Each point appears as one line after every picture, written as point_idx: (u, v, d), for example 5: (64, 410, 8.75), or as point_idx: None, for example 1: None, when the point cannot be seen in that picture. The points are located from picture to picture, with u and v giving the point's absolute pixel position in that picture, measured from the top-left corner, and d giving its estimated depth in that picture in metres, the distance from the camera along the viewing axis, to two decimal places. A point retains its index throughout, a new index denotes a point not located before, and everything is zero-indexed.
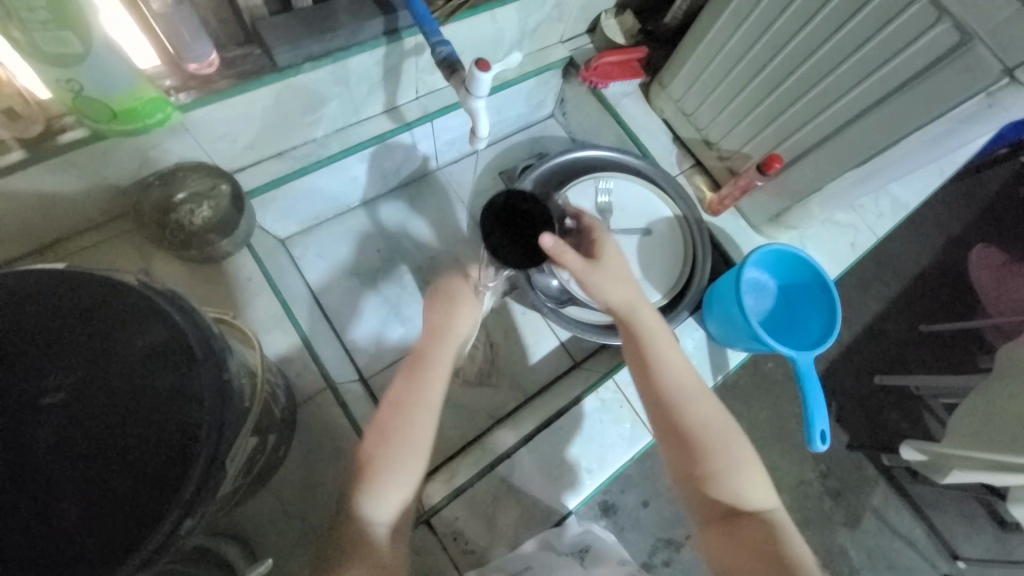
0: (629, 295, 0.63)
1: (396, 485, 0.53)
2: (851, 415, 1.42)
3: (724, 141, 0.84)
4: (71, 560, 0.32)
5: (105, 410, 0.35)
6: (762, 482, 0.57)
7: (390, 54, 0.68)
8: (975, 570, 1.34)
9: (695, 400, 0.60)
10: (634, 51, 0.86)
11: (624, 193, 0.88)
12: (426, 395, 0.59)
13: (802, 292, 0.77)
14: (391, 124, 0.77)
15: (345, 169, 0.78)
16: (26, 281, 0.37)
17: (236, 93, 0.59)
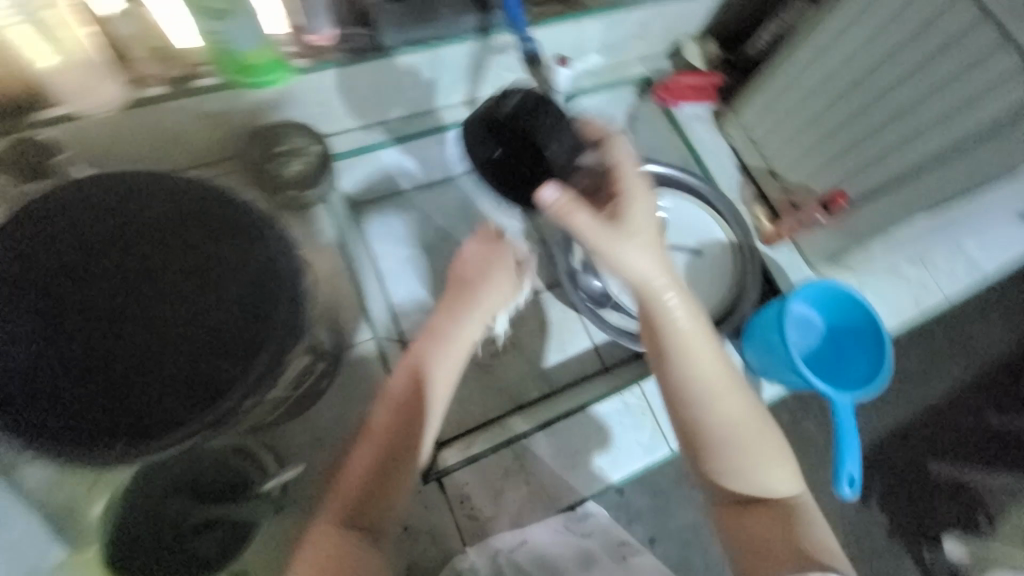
0: (650, 274, 0.56)
1: (389, 482, 0.56)
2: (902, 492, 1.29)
3: (791, 173, 0.85)
4: (160, 410, 0.38)
5: (200, 299, 0.42)
6: (786, 472, 0.58)
7: (478, 49, 0.74)
8: None
9: (719, 396, 0.57)
10: (708, 76, 0.89)
11: (679, 211, 0.89)
12: (432, 406, 0.59)
13: (848, 334, 0.75)
14: (468, 114, 0.84)
15: (421, 150, 0.85)
16: (154, 181, 0.44)
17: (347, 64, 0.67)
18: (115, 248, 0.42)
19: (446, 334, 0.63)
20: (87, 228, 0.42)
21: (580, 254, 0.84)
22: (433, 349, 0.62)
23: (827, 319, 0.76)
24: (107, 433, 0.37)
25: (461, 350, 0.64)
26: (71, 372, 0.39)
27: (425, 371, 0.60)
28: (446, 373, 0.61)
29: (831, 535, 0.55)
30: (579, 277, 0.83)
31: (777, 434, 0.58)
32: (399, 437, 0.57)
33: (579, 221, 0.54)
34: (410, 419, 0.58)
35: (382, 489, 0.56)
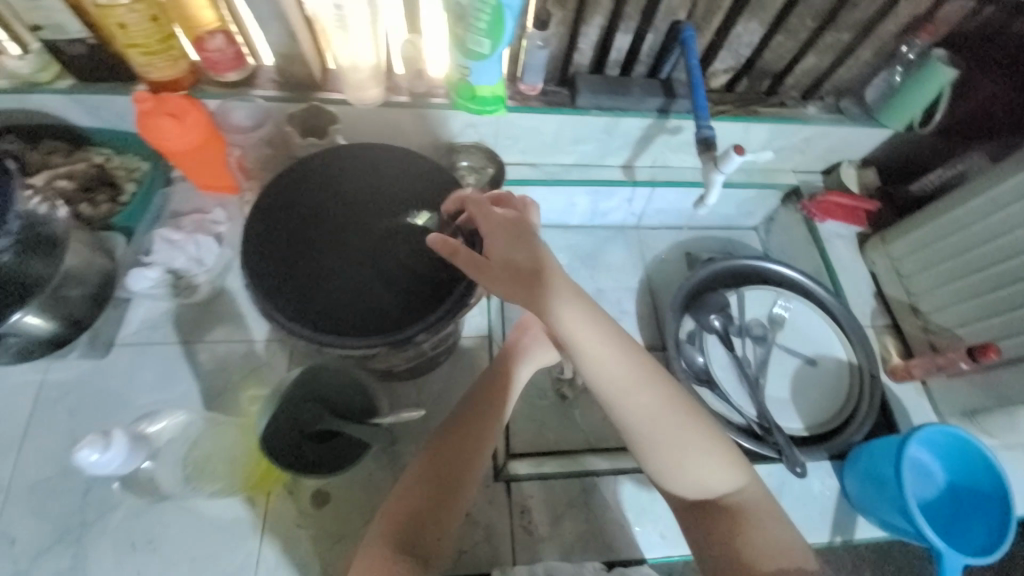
0: (541, 300, 0.56)
1: (440, 511, 0.59)
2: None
3: (935, 314, 0.83)
4: (367, 320, 0.55)
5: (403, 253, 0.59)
6: (727, 467, 0.59)
7: (654, 125, 0.84)
8: None
9: (633, 394, 0.58)
10: (865, 201, 0.91)
11: (799, 318, 0.89)
12: (481, 444, 0.63)
13: (966, 496, 0.69)
14: (622, 176, 0.93)
15: (571, 194, 0.94)
16: (407, 167, 0.63)
17: (541, 111, 0.81)
18: (371, 205, 0.61)
19: (500, 401, 0.66)
20: (339, 187, 0.62)
21: (690, 327, 0.87)
22: (486, 402, 0.65)
23: (946, 473, 0.70)
24: (330, 323, 0.54)
25: (512, 399, 0.68)
26: (320, 278, 0.57)
27: (481, 405, 0.65)
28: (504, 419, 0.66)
29: (778, 532, 0.56)
30: (684, 347, 0.84)
31: (703, 423, 0.60)
32: (454, 457, 0.62)
33: (463, 262, 0.54)
34: (454, 459, 0.62)
35: (436, 511, 0.59)
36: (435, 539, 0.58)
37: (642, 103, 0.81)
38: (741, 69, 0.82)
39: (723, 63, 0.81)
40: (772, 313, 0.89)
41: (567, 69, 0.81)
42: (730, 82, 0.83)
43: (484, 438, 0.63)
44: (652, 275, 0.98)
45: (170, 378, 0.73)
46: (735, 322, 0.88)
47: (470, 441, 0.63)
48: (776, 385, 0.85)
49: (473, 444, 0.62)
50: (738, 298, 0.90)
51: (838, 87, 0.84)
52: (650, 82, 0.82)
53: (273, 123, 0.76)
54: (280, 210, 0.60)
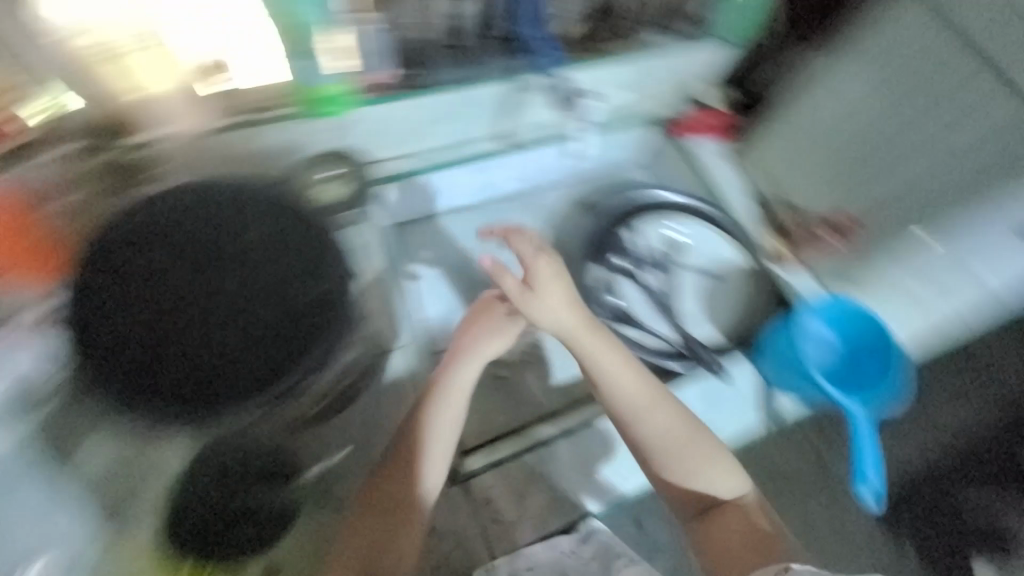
0: (563, 317, 0.65)
1: (398, 525, 0.60)
2: (979, 500, 0.96)
3: (801, 200, 0.91)
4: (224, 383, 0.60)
5: (213, 295, 0.61)
6: (730, 472, 0.66)
7: (513, 90, 0.83)
8: None
9: (648, 412, 0.65)
10: (722, 113, 0.96)
11: (694, 237, 0.94)
12: (430, 462, 0.62)
13: (868, 356, 0.78)
14: (498, 146, 0.91)
15: (452, 178, 0.91)
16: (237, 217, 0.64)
17: (404, 98, 0.77)
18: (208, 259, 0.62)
19: (434, 415, 0.63)
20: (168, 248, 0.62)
21: (601, 275, 0.90)
22: (432, 412, 0.64)
23: (846, 337, 0.78)
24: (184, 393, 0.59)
25: (455, 414, 0.64)
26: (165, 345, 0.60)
27: (425, 424, 0.63)
28: (444, 428, 0.64)
29: (776, 524, 0.64)
30: (599, 295, 0.88)
31: (709, 440, 0.66)
32: (402, 488, 0.61)
33: (506, 285, 0.65)
34: (408, 472, 0.62)
35: (387, 535, 0.60)
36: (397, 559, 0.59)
37: (495, 69, 0.80)
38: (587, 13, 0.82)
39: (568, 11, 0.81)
40: (669, 240, 0.94)
41: (414, 49, 0.77)
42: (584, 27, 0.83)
43: (433, 445, 0.63)
44: (555, 234, 0.98)
45: (48, 511, 0.61)
46: (639, 258, 0.92)
47: (417, 450, 0.62)
48: (688, 303, 0.91)
49: (419, 453, 0.62)
50: (633, 232, 0.94)
51: (688, 11, 0.86)
52: (500, 44, 0.80)
53: (94, 177, 0.68)
54: (112, 284, 0.60)
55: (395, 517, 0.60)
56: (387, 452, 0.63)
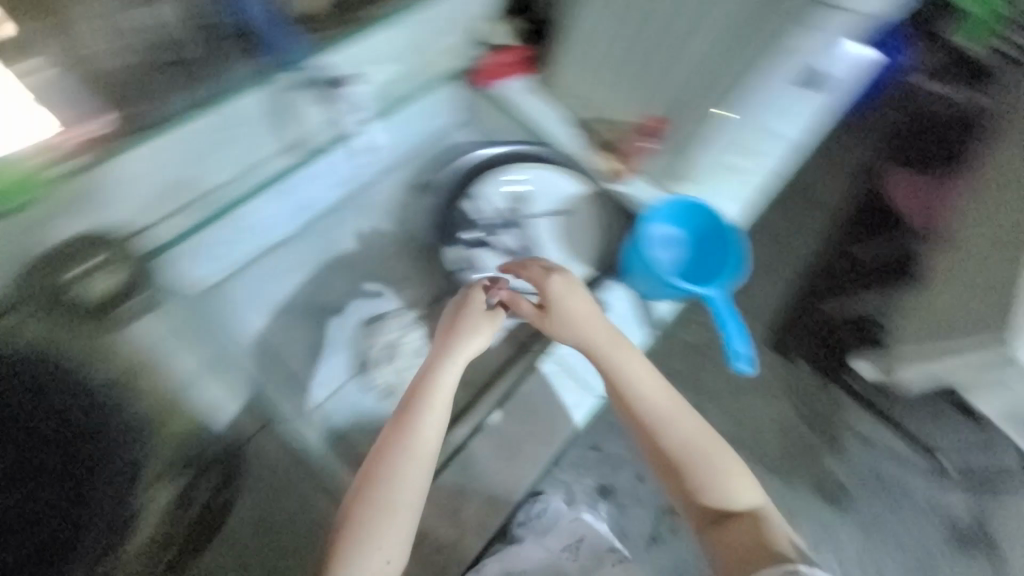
0: (586, 333, 0.70)
1: (371, 541, 0.59)
2: (835, 305, 1.48)
3: (615, 114, 0.90)
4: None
5: (18, 481, 0.58)
6: (750, 485, 0.68)
7: (271, 94, 0.68)
8: (961, 468, 1.37)
9: (674, 418, 0.69)
10: (517, 49, 0.93)
11: (535, 182, 0.91)
12: (409, 472, 0.61)
13: (715, 245, 0.82)
14: (289, 160, 0.75)
15: (252, 211, 0.77)
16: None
17: (133, 148, 0.60)
18: None
19: (416, 425, 0.63)
20: None
21: (457, 255, 0.87)
22: (414, 419, 0.63)
23: (692, 231, 0.84)
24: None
25: (435, 421, 0.64)
26: None
27: (407, 435, 0.62)
28: (422, 438, 0.63)
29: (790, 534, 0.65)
30: (462, 275, 0.85)
31: (732, 453, 0.69)
32: (381, 499, 0.60)
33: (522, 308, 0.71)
34: (388, 487, 0.61)
35: None
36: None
37: (242, 77, 0.65)
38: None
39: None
40: (511, 195, 0.90)
41: (129, 83, 0.62)
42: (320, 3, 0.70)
43: (416, 454, 0.62)
44: (407, 229, 0.91)
45: None
46: (489, 224, 0.88)
47: (399, 462, 0.61)
48: (550, 251, 0.89)
49: (400, 468, 0.61)
50: (472, 200, 0.89)
51: None
52: (230, 48, 0.66)
53: None
54: None
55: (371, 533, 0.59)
56: (370, 462, 0.62)
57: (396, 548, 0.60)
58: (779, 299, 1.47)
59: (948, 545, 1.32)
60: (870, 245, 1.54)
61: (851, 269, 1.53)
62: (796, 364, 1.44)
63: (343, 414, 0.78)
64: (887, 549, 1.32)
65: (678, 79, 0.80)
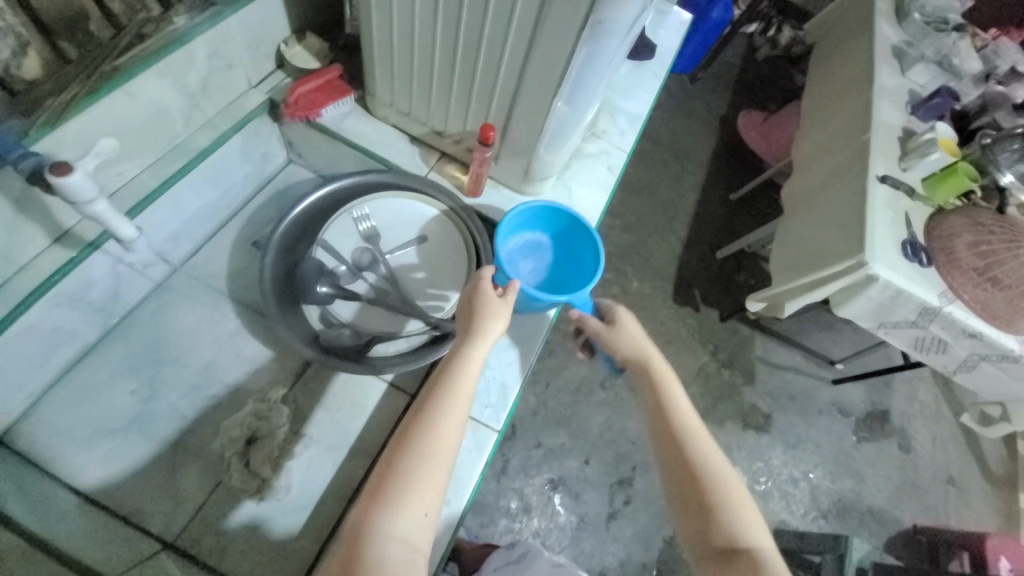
0: (644, 346, 0.70)
1: (400, 503, 0.47)
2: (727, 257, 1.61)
3: (449, 126, 0.85)
4: None
5: None
6: (762, 525, 0.56)
7: (6, 184, 0.55)
8: (851, 365, 1.55)
9: (703, 437, 0.62)
10: (328, 71, 0.85)
11: (383, 212, 0.85)
12: (447, 432, 0.51)
13: (577, 254, 0.82)
14: (67, 251, 0.64)
15: (33, 325, 0.64)
16: None
17: None
18: None
19: (452, 391, 0.54)
20: None
21: (316, 312, 0.78)
22: (452, 380, 0.55)
23: (554, 239, 0.84)
24: None
25: (469, 387, 0.56)
26: None
27: (446, 396, 0.54)
28: (458, 405, 0.54)
29: None
30: (325, 335, 0.77)
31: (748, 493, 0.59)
32: (411, 466, 0.49)
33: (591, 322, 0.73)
34: (431, 433, 0.51)
35: None
36: (402, 544, 0.46)
37: None
38: (30, 44, 0.57)
39: (2, 49, 0.55)
40: (362, 232, 0.83)
41: None
42: (45, 66, 0.59)
43: (463, 398, 0.54)
44: (254, 295, 0.82)
45: None
46: (342, 270, 0.81)
47: (448, 404, 0.53)
48: (416, 282, 0.83)
49: (439, 415, 0.52)
50: (325, 247, 0.81)
51: None
52: None
53: None
54: None
55: (410, 477, 0.48)
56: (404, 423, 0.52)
57: (437, 498, 0.49)
58: (680, 259, 1.58)
59: (861, 437, 1.47)
60: (738, 191, 1.68)
61: (726, 215, 1.67)
62: (701, 314, 1.53)
63: (215, 529, 0.69)
64: (816, 457, 1.43)
65: (499, 88, 0.75)
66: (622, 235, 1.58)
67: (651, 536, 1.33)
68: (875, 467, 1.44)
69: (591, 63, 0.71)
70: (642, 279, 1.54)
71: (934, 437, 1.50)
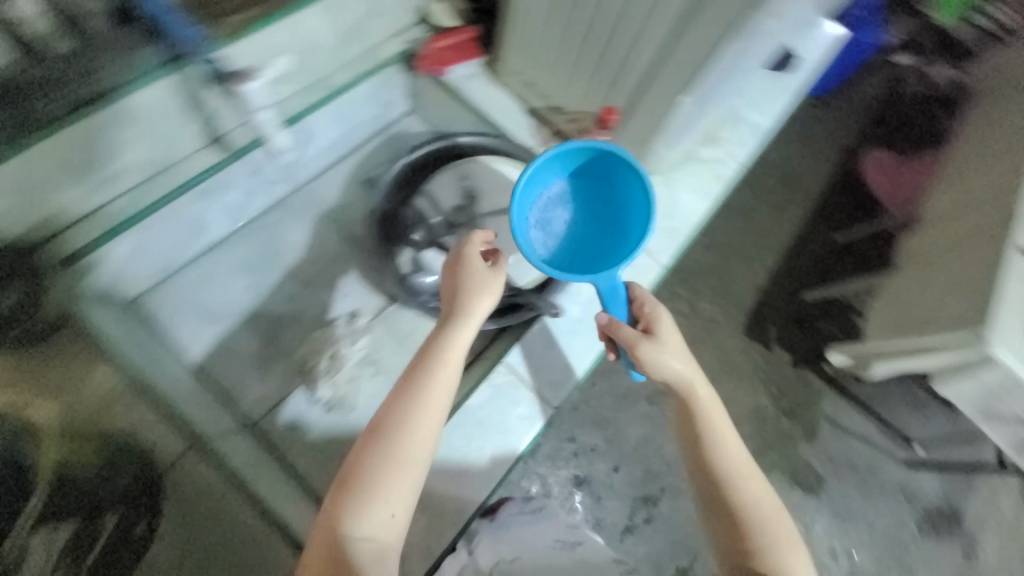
0: (688, 373, 0.63)
1: (365, 509, 0.51)
2: (816, 301, 1.48)
3: (569, 102, 0.86)
4: None
5: None
6: (805, 561, 0.58)
7: (181, 83, 0.63)
8: (931, 451, 1.38)
9: (749, 476, 0.61)
10: (462, 32, 0.88)
11: (485, 176, 0.89)
12: (411, 443, 0.53)
13: (622, 210, 0.71)
14: (215, 156, 0.72)
15: (179, 213, 0.73)
16: None
17: (14, 153, 0.55)
18: None
19: (417, 399, 0.55)
20: None
21: (408, 257, 0.84)
22: (417, 390, 0.56)
23: (586, 184, 0.72)
24: None
25: (440, 390, 0.56)
26: None
27: (410, 406, 0.55)
28: (424, 417, 0.55)
29: None
30: (410, 279, 0.82)
31: (792, 527, 0.60)
32: (374, 475, 0.52)
33: (626, 332, 0.62)
34: (393, 444, 0.53)
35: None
36: (369, 542, 0.51)
37: (148, 63, 0.60)
38: None
39: None
40: (461, 189, 0.88)
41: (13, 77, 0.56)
42: None
43: (429, 411, 0.55)
44: (355, 229, 0.89)
45: None
46: (438, 221, 0.86)
47: (410, 410, 0.55)
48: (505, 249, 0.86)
49: (403, 427, 0.54)
50: (426, 197, 0.88)
51: None
52: (122, 30, 0.59)
53: None
54: None
55: (374, 487, 0.51)
56: (370, 430, 0.55)
57: (404, 501, 0.53)
58: (762, 292, 1.48)
59: (922, 530, 1.33)
60: (845, 233, 1.53)
61: (826, 254, 1.52)
62: (772, 353, 1.44)
63: (286, 426, 0.77)
64: (865, 535, 1.31)
65: (629, 74, 0.74)
66: (706, 254, 1.50)
67: (664, 560, 1.30)
68: (931, 566, 1.30)
69: (732, 62, 0.67)
70: (717, 303, 1.46)
71: (1012, 556, 1.32)
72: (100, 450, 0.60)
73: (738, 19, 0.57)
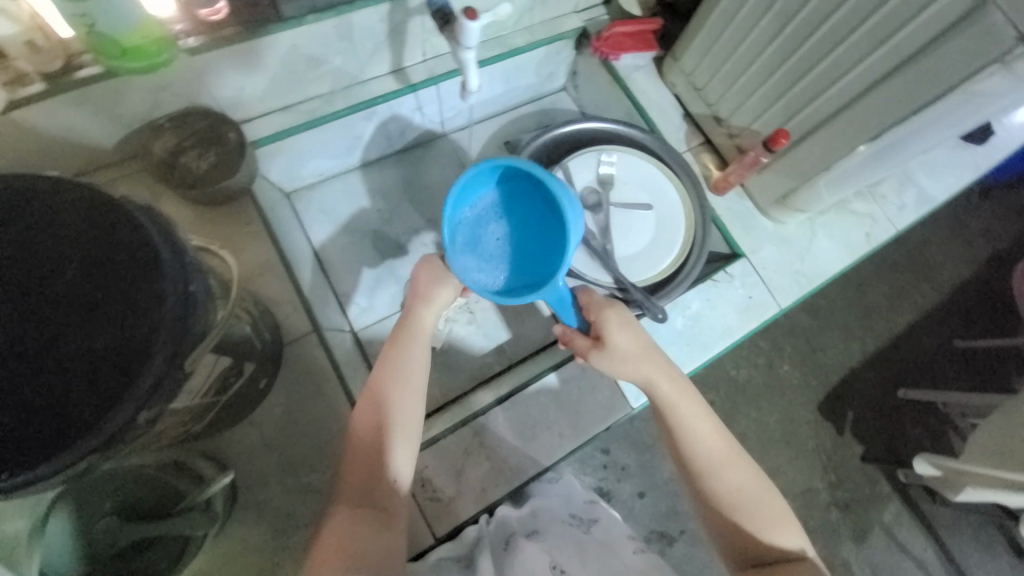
0: (651, 373, 0.63)
1: (372, 474, 0.58)
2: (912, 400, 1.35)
3: (734, 117, 0.84)
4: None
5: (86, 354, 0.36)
6: (790, 524, 0.59)
7: (394, 11, 0.68)
8: None
9: (725, 464, 0.61)
10: (648, 23, 0.87)
11: (626, 167, 0.87)
12: (402, 414, 0.60)
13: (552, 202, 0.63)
14: (396, 84, 0.78)
15: (349, 126, 0.79)
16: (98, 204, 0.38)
17: (248, 40, 0.62)
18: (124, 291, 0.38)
19: (398, 380, 0.61)
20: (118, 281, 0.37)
21: None
22: (395, 377, 0.61)
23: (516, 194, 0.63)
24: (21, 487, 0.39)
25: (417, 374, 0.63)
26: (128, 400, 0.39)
27: (389, 387, 0.61)
28: (407, 396, 0.61)
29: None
30: None
31: (776, 495, 0.61)
32: (364, 443, 0.58)
33: (580, 343, 0.65)
34: (376, 411, 0.59)
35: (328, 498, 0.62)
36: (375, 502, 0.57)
37: None
38: None
39: None
40: (599, 175, 0.86)
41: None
42: None
43: (407, 393, 0.61)
44: None
45: None
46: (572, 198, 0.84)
47: (390, 384, 0.61)
48: (624, 243, 0.84)
49: (386, 400, 0.60)
50: (564, 172, 0.85)
51: None
52: None
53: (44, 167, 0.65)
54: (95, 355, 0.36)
55: (367, 454, 0.58)
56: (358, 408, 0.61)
57: (404, 463, 0.60)
58: (855, 372, 1.35)
59: None
60: (969, 340, 1.37)
61: (941, 354, 1.37)
62: (846, 439, 1.32)
63: (380, 340, 0.84)
64: None
65: (816, 104, 0.70)
66: (805, 313, 1.38)
67: None
68: None
69: (945, 117, 0.61)
70: (803, 369, 1.35)
71: None
72: (252, 308, 0.61)
73: (963, 80, 0.53)
